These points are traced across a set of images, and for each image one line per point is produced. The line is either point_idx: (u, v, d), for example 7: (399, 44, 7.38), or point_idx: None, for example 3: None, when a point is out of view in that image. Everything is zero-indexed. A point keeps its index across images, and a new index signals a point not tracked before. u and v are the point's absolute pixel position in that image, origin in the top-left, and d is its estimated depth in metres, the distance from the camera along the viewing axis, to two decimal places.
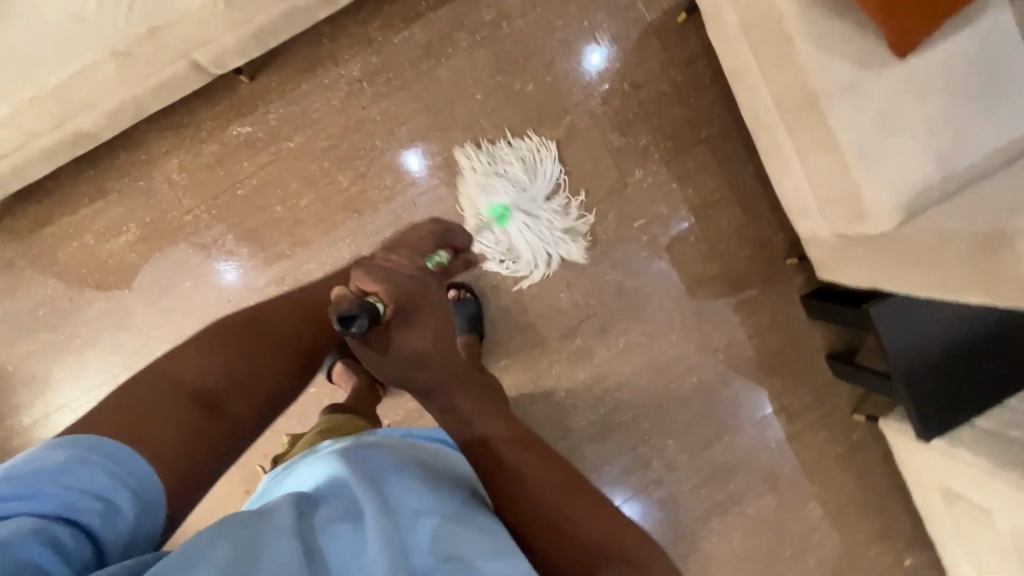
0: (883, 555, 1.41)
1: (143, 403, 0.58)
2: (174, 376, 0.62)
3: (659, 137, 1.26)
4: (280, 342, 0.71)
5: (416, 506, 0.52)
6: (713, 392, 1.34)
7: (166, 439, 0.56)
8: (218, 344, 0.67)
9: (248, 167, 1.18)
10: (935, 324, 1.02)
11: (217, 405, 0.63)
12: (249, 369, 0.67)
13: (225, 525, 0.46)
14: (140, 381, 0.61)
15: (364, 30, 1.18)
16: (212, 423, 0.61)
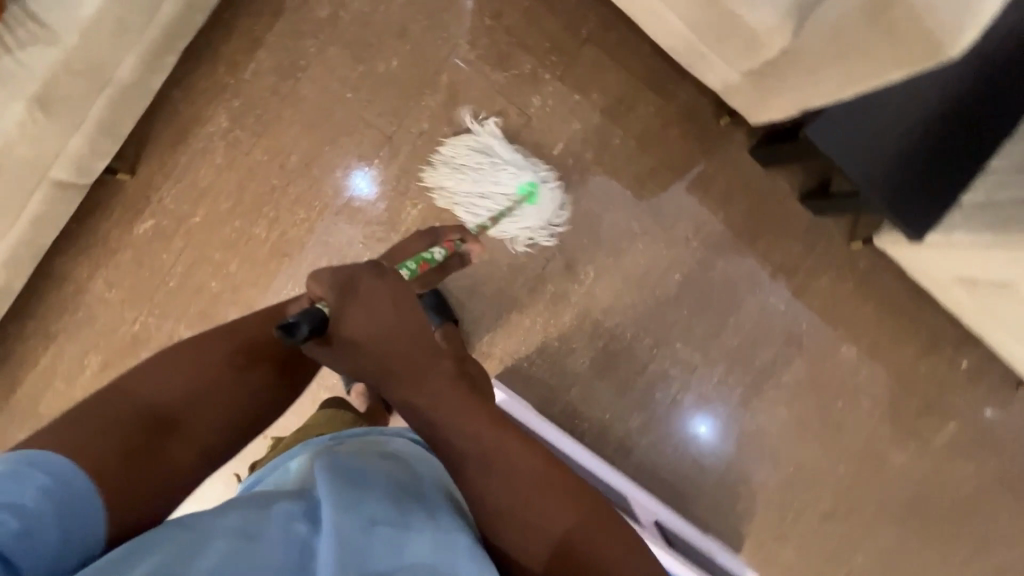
0: (933, 367, 1.35)
1: (104, 427, 0.58)
2: (141, 399, 0.63)
3: (542, 55, 1.19)
4: (253, 358, 0.72)
5: (376, 514, 0.51)
6: (701, 281, 1.28)
7: (118, 465, 0.56)
8: (194, 357, 0.68)
9: (168, 257, 1.17)
10: (879, 114, 0.94)
11: (175, 428, 0.63)
12: (211, 386, 0.68)
13: (183, 525, 0.47)
14: (100, 399, 0.61)
15: (212, 78, 1.14)
16: (171, 448, 0.62)
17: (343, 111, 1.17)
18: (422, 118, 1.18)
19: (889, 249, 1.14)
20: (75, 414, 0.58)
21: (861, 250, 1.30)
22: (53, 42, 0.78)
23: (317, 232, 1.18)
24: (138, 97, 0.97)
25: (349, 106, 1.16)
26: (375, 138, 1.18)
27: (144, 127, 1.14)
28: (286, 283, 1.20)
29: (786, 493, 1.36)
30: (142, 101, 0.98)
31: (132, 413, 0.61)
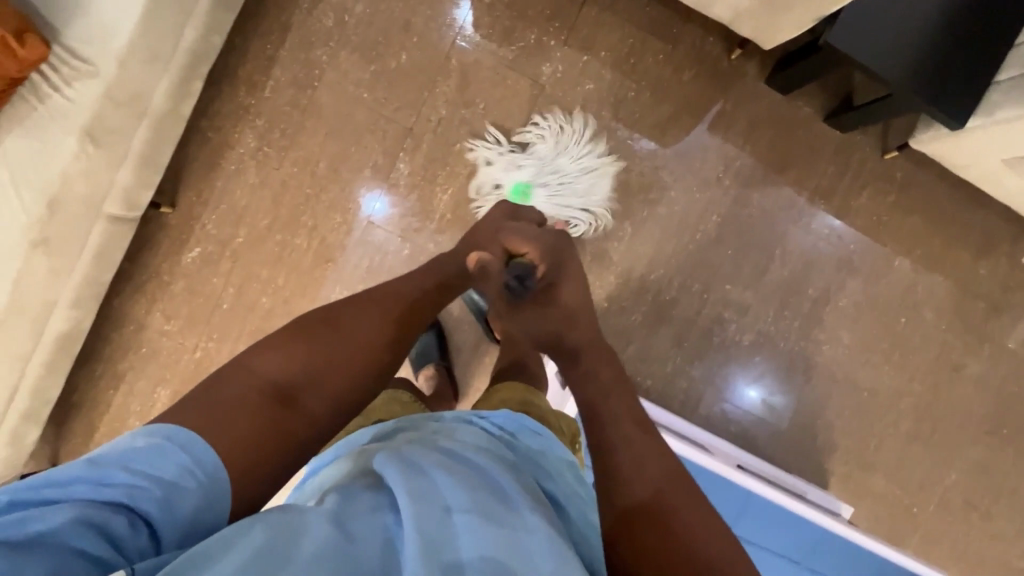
0: (993, 267, 1.32)
1: (220, 402, 0.56)
2: (257, 376, 0.60)
3: (545, 23, 1.20)
4: (361, 341, 0.70)
5: (456, 501, 0.46)
6: (740, 219, 1.27)
7: (232, 441, 0.54)
8: (306, 337, 0.66)
9: (219, 280, 1.20)
10: (900, 12, 0.94)
11: (296, 401, 0.61)
12: (329, 358, 0.66)
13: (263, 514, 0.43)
14: (225, 372, 0.60)
15: (235, 102, 1.18)
16: (291, 423, 0.59)
17: (362, 112, 1.20)
18: (439, 105, 1.20)
19: (921, 148, 1.13)
20: (200, 395, 0.56)
21: (896, 160, 1.28)
22: (95, 74, 0.83)
23: (356, 233, 1.21)
24: (174, 127, 1.01)
25: (367, 106, 1.19)
26: (398, 132, 1.20)
27: (178, 159, 1.18)
28: (334, 287, 1.22)
29: (864, 420, 1.33)
30: (177, 130, 1.02)
31: (256, 384, 0.59)
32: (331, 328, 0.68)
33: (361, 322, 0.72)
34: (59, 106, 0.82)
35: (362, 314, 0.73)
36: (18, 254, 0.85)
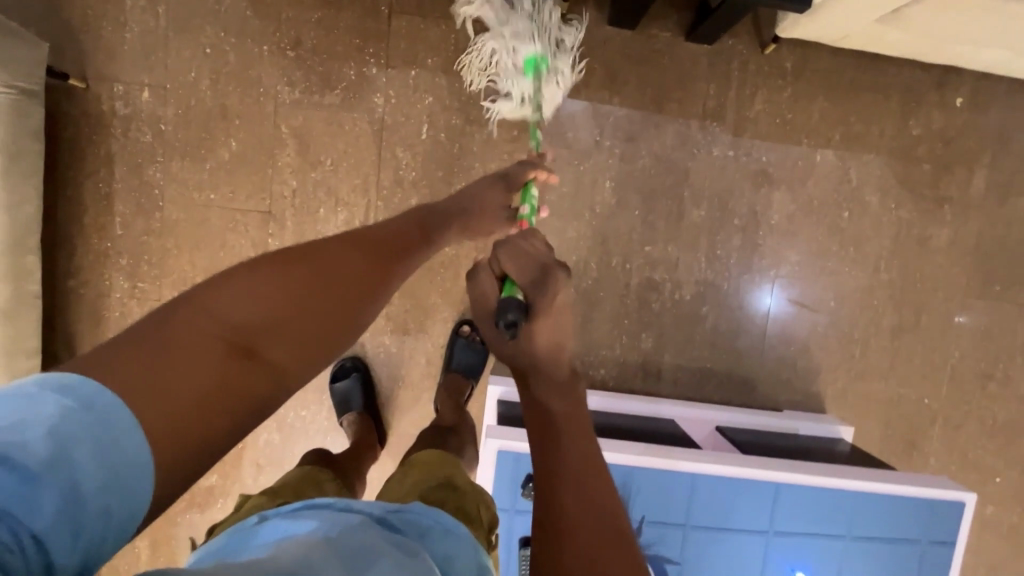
0: (925, 123, 1.18)
1: (171, 347, 0.50)
2: (219, 316, 0.54)
3: (359, 53, 1.12)
4: (337, 284, 0.62)
5: None
6: (636, 174, 1.17)
7: (182, 398, 0.48)
8: (275, 275, 0.59)
9: None
10: None
11: (255, 353, 0.55)
12: (300, 309, 0.59)
13: None
14: (167, 325, 0.52)
15: (91, 251, 1.14)
16: (248, 375, 0.54)
17: (216, 213, 1.15)
18: (287, 178, 1.14)
19: (788, 35, 1.01)
20: (143, 342, 0.50)
21: (779, 50, 1.15)
22: None
23: None
24: (23, 310, 0.99)
25: (218, 205, 1.14)
26: (258, 220, 1.15)
27: (62, 325, 1.15)
28: None
29: (840, 331, 1.23)
30: (30, 310, 1.00)
31: (215, 331, 0.53)
32: (227, 336, 0.54)
33: (256, 307, 0.56)
34: None
35: (246, 292, 0.57)
36: None
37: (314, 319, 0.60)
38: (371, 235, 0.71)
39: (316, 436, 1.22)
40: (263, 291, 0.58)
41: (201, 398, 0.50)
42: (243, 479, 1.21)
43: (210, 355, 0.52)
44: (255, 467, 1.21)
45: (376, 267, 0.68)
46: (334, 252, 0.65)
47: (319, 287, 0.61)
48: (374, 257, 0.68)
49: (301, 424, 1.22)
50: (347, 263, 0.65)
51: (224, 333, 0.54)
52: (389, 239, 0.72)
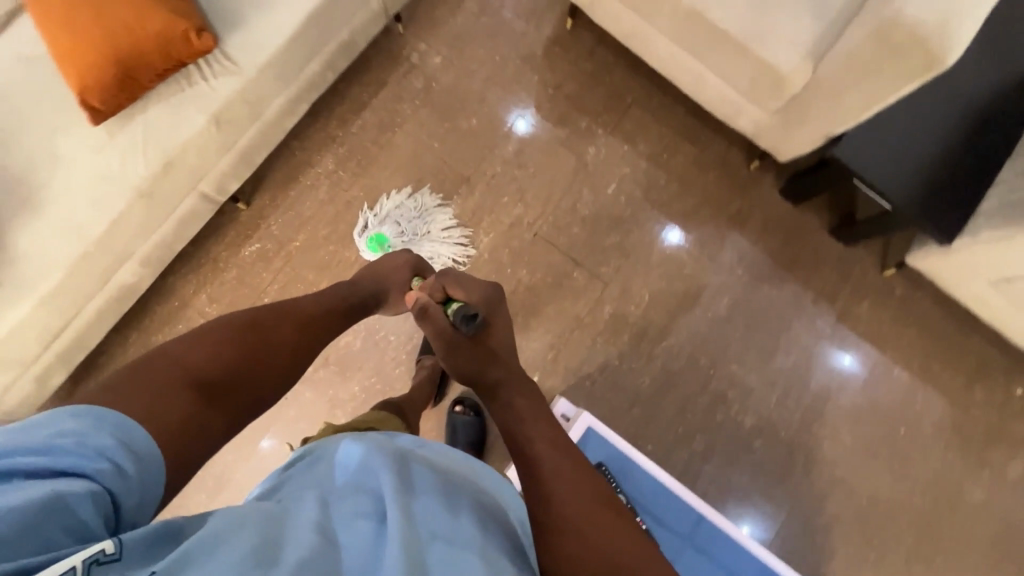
0: (991, 394, 1.37)
1: (147, 383, 0.60)
2: (182, 365, 0.65)
3: (595, 115, 1.43)
4: (272, 349, 0.77)
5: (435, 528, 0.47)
6: (750, 305, 1.38)
7: (167, 413, 0.58)
8: (220, 343, 0.71)
9: (268, 275, 1.31)
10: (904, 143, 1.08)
11: (216, 393, 0.66)
12: (246, 368, 0.72)
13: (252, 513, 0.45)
14: (143, 366, 0.62)
15: (324, 132, 1.38)
16: (213, 412, 0.64)
17: (429, 157, 1.39)
18: (496, 163, 1.39)
19: (916, 263, 1.26)
20: (122, 380, 0.59)
21: (895, 277, 1.40)
22: (238, 73, 1.01)
23: None
24: (274, 134, 1.19)
25: (434, 154, 1.39)
26: (456, 179, 1.38)
27: (263, 168, 1.35)
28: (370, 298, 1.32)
29: (863, 529, 1.30)
30: (275, 138, 1.20)
31: (182, 373, 0.64)
32: (188, 377, 0.64)
33: (212, 363, 0.68)
34: (202, 91, 0.99)
35: (189, 347, 0.68)
36: (124, 197, 0.96)
37: (247, 372, 0.72)
38: (296, 317, 0.84)
39: (387, 366, 1.30)
40: (204, 352, 0.69)
41: (174, 417, 0.59)
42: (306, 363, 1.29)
43: (181, 391, 0.61)
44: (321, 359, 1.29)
45: (297, 343, 0.81)
46: (265, 334, 0.77)
47: (253, 351, 0.74)
48: (295, 334, 0.82)
49: (382, 346, 1.31)
50: (274, 340, 0.78)
51: (187, 375, 0.64)
52: (308, 321, 0.86)
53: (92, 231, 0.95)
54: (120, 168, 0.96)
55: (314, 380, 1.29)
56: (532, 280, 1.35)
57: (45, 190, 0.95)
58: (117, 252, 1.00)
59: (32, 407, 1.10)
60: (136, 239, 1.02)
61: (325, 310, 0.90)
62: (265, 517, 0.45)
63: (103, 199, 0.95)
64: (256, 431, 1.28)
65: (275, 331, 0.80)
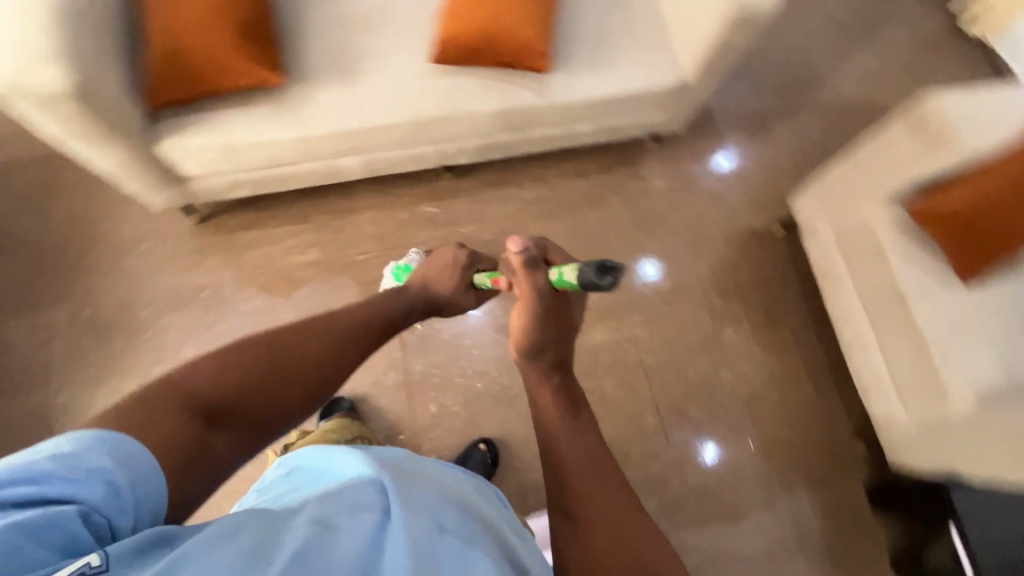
0: None
1: (150, 412, 0.55)
2: (185, 387, 0.59)
3: (750, 310, 1.51)
4: (298, 361, 0.70)
5: (439, 522, 0.48)
6: (777, 563, 1.32)
7: (165, 438, 0.54)
8: (235, 359, 0.65)
9: (424, 236, 1.44)
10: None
11: (221, 417, 0.61)
12: (264, 386, 0.65)
13: (246, 518, 0.45)
14: (156, 389, 0.57)
15: (542, 171, 1.55)
16: (215, 437, 0.59)
17: (602, 245, 1.52)
18: (647, 287, 1.49)
19: None
20: (130, 410, 0.54)
21: None
22: (543, 94, 1.18)
23: None
24: (519, 148, 1.36)
25: (608, 245, 1.52)
26: None
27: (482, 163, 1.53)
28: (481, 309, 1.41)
29: None
30: (516, 151, 1.38)
31: (189, 398, 0.59)
32: (194, 401, 0.59)
33: (224, 380, 0.63)
34: (511, 87, 1.17)
35: (199, 366, 0.62)
36: (404, 114, 1.14)
37: (269, 387, 0.66)
38: (332, 330, 0.76)
39: (452, 369, 1.37)
40: (214, 364, 0.63)
41: (175, 445, 0.54)
42: None
43: (182, 417, 0.57)
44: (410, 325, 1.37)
45: (328, 355, 0.73)
46: (286, 347, 0.70)
47: (272, 364, 0.67)
48: (329, 348, 0.74)
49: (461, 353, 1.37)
50: (301, 356, 0.70)
51: (197, 397, 0.59)
52: (349, 330, 0.78)
53: (370, 119, 1.12)
54: (418, 95, 1.14)
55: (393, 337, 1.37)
56: (611, 395, 1.40)
57: (361, 71, 1.14)
58: (361, 142, 1.17)
59: (206, 198, 1.23)
60: (381, 144, 1.19)
61: (371, 325, 0.81)
62: (256, 521, 0.45)
63: (391, 104, 1.13)
64: None
65: (301, 343, 0.72)
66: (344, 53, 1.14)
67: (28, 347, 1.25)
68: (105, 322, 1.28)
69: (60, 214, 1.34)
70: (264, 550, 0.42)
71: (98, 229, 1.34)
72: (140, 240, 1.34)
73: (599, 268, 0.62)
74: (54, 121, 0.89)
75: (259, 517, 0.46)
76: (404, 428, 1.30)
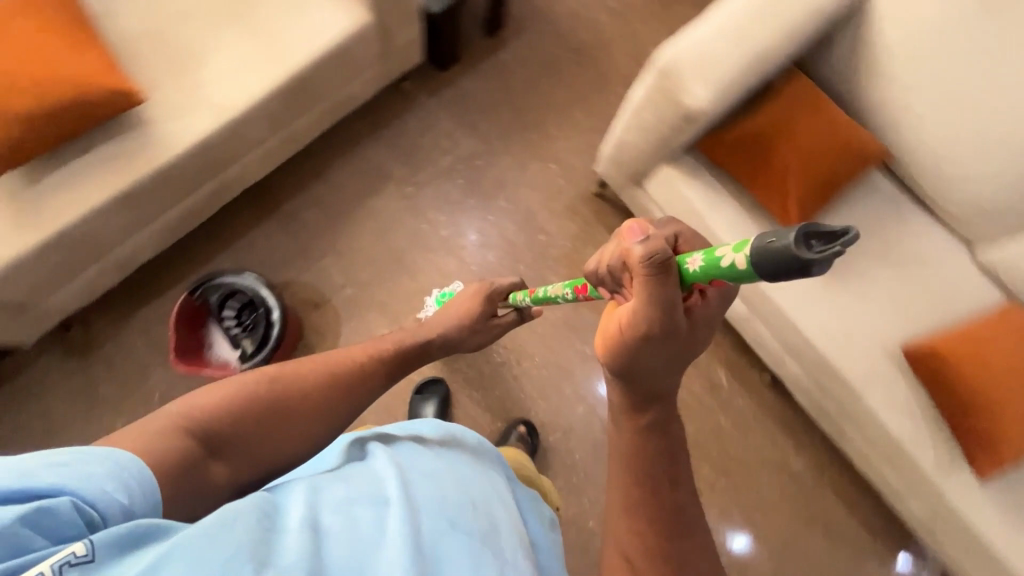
0: None
1: (144, 437, 0.51)
2: (181, 412, 0.55)
3: None
4: (302, 396, 0.64)
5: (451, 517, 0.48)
6: None
7: (160, 456, 0.50)
8: (238, 386, 0.61)
9: (692, 387, 1.36)
10: None
11: (223, 446, 0.57)
12: (268, 415, 0.61)
13: (234, 511, 0.42)
14: (155, 417, 0.54)
15: (828, 466, 1.34)
16: (214, 467, 0.55)
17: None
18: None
19: None
20: (127, 436, 0.51)
21: None
22: (936, 473, 1.01)
23: None
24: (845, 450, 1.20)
25: None
26: None
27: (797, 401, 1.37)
28: None
29: None
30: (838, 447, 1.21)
31: (188, 423, 0.55)
32: (195, 424, 0.55)
33: (225, 406, 0.59)
34: (920, 436, 1.02)
35: (201, 397, 0.58)
36: (825, 347, 1.05)
37: (273, 420, 0.61)
38: (346, 368, 0.71)
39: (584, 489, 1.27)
40: (215, 396, 0.59)
41: (166, 477, 0.50)
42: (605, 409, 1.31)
43: (183, 443, 0.53)
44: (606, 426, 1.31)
45: (340, 399, 0.68)
46: (294, 387, 0.64)
47: (278, 398, 0.63)
48: (344, 390, 0.69)
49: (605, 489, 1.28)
50: (302, 391, 0.65)
51: (197, 421, 0.56)
52: (368, 373, 0.73)
53: (771, 289, 1.05)
54: (853, 350, 1.04)
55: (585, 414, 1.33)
56: None
57: (845, 288, 1.06)
58: (767, 314, 1.11)
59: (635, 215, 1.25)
60: (776, 332, 1.12)
61: (390, 371, 0.77)
62: (248, 513, 0.42)
63: (827, 331, 1.05)
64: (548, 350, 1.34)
65: (306, 373, 0.67)
66: (844, 256, 1.06)
67: (431, 138, 1.42)
68: (478, 179, 1.40)
69: (540, 88, 1.47)
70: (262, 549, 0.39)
71: (545, 123, 1.45)
72: (556, 160, 1.43)
73: (808, 234, 0.38)
74: (658, 101, 0.97)
75: (248, 509, 0.42)
76: None
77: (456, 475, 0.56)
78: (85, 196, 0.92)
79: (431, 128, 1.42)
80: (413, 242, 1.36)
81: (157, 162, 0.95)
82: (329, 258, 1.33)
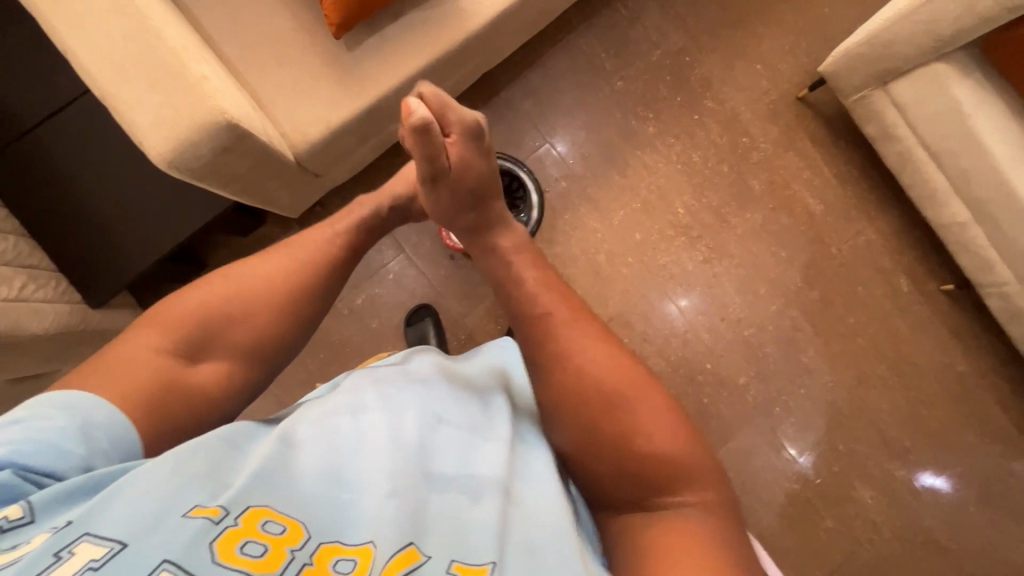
0: None
1: (125, 359, 0.53)
2: (160, 321, 0.57)
3: None
4: (271, 277, 0.64)
5: (418, 422, 0.53)
6: None
7: (145, 368, 0.53)
8: (207, 286, 0.61)
9: (877, 290, 1.41)
10: None
11: (202, 349, 0.57)
12: (237, 311, 0.60)
13: (206, 446, 0.46)
14: (141, 326, 0.57)
15: (996, 370, 1.41)
16: (190, 372, 0.56)
17: (959, 459, 1.38)
18: (940, 533, 1.35)
19: None
20: (110, 357, 0.54)
21: None
22: None
23: (873, 414, 1.38)
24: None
25: (960, 465, 1.37)
26: (931, 483, 1.36)
27: (974, 310, 1.41)
28: (840, 374, 1.39)
29: None
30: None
31: (165, 328, 0.57)
32: (168, 335, 0.56)
33: (200, 304, 0.59)
34: None
35: (181, 301, 0.59)
36: None
37: (246, 313, 0.61)
38: (308, 264, 0.67)
39: (774, 376, 1.38)
40: (186, 300, 0.59)
41: (155, 387, 0.52)
42: (796, 303, 1.40)
43: (160, 357, 0.54)
44: (797, 318, 1.39)
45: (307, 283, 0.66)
46: (257, 276, 0.63)
47: (253, 302, 0.62)
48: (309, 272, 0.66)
49: (794, 378, 1.38)
50: (264, 272, 0.64)
51: (176, 335, 0.57)
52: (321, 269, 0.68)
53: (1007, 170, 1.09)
54: None
55: (778, 308, 1.39)
56: (826, 533, 1.34)
57: None
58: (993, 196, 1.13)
59: (857, 120, 1.30)
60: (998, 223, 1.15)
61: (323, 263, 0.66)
62: (214, 448, 0.46)
63: None
64: (744, 245, 1.40)
65: (268, 258, 0.65)
66: None
67: (641, 31, 1.40)
68: (686, 78, 1.41)
69: None
70: (213, 470, 0.44)
71: (753, 22, 1.43)
72: (760, 63, 1.43)
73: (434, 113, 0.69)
74: None
75: (221, 444, 0.47)
76: (714, 358, 1.37)
77: (432, 380, 0.61)
78: (402, 59, 0.92)
79: (642, 20, 1.40)
80: (624, 136, 1.39)
81: (465, 29, 0.95)
82: (542, 151, 1.37)
